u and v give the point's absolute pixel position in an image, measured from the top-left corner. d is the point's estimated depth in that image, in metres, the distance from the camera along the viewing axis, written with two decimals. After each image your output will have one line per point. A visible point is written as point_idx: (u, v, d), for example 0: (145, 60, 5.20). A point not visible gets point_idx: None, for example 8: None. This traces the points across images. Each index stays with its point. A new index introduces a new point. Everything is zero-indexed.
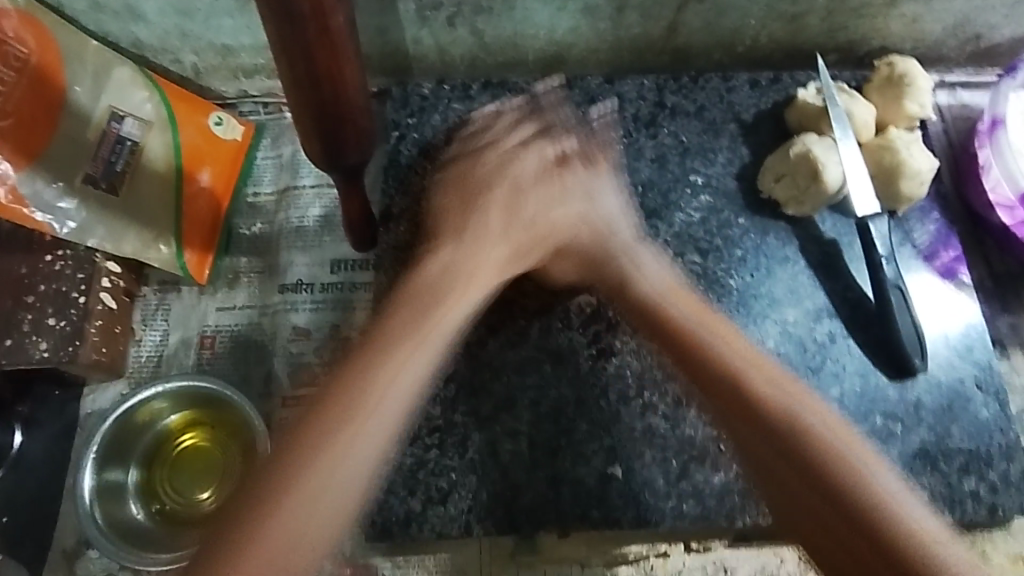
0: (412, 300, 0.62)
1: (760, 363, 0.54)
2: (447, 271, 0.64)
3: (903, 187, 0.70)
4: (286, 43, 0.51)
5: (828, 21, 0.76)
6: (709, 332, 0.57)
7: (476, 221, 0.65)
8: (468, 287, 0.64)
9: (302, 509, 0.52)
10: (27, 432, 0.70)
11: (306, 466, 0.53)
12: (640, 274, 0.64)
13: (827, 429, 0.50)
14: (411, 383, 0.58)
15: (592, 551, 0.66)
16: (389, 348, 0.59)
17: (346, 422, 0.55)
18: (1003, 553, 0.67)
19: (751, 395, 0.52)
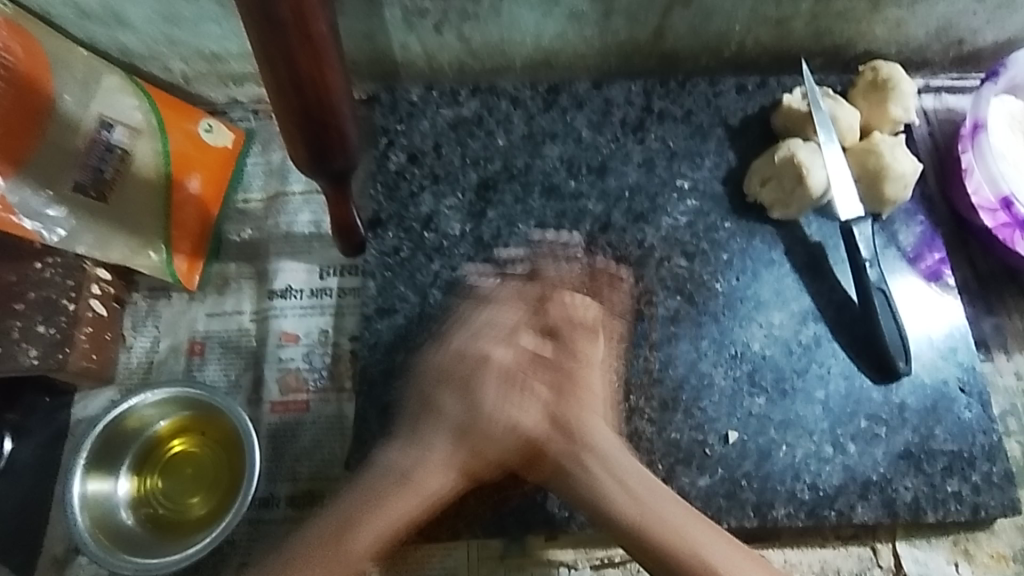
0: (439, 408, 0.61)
1: (658, 491, 0.60)
2: (519, 384, 0.61)
3: (887, 191, 0.71)
4: (268, 48, 0.52)
5: (813, 26, 0.77)
6: (602, 423, 0.62)
7: (519, 392, 0.61)
8: (591, 384, 0.63)
9: (315, 564, 0.56)
10: (17, 438, 0.71)
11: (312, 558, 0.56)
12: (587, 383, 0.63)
13: (707, 562, 0.57)
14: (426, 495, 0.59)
15: (579, 552, 0.67)
16: (412, 450, 0.60)
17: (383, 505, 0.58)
18: (988, 552, 0.68)
19: (632, 492, 0.59)
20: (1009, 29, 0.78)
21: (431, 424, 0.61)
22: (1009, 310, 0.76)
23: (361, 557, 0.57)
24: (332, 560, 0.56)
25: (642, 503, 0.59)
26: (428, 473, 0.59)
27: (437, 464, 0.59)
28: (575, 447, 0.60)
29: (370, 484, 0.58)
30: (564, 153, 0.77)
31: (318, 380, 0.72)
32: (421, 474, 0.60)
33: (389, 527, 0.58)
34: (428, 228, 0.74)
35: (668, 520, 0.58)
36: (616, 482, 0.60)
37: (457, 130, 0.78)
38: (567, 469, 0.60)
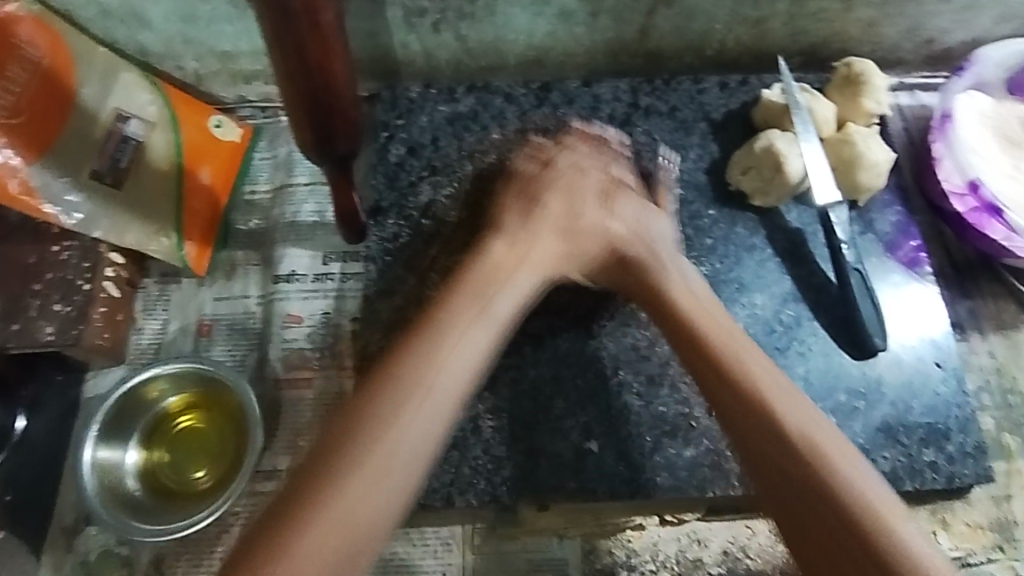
0: (467, 276, 0.59)
1: (848, 455, 0.51)
2: (675, 262, 0.64)
3: (862, 178, 0.75)
4: (281, 35, 0.56)
5: (789, 26, 0.81)
6: (733, 358, 0.56)
7: (574, 235, 0.64)
8: (672, 273, 0.63)
9: (362, 480, 0.49)
10: (30, 415, 0.74)
11: (396, 401, 0.52)
12: (668, 279, 0.63)
13: (876, 512, 0.49)
14: (479, 345, 0.56)
15: (570, 523, 0.69)
16: (521, 242, 0.62)
17: (422, 395, 0.53)
18: (964, 522, 0.70)
19: (840, 487, 0.50)
20: (974, 30, 0.83)
21: (484, 321, 0.58)
22: (983, 294, 0.80)
23: (439, 419, 0.53)
24: (378, 474, 0.50)
25: (833, 467, 0.51)
26: (511, 302, 0.60)
27: (484, 343, 0.57)
28: (769, 402, 0.54)
29: (479, 318, 0.58)
30: None
31: (321, 358, 0.76)
32: (504, 299, 0.59)
33: (461, 380, 0.54)
34: (427, 215, 0.78)
35: (869, 498, 0.49)
36: (836, 478, 0.50)
37: (454, 125, 0.82)
38: (814, 470, 0.51)
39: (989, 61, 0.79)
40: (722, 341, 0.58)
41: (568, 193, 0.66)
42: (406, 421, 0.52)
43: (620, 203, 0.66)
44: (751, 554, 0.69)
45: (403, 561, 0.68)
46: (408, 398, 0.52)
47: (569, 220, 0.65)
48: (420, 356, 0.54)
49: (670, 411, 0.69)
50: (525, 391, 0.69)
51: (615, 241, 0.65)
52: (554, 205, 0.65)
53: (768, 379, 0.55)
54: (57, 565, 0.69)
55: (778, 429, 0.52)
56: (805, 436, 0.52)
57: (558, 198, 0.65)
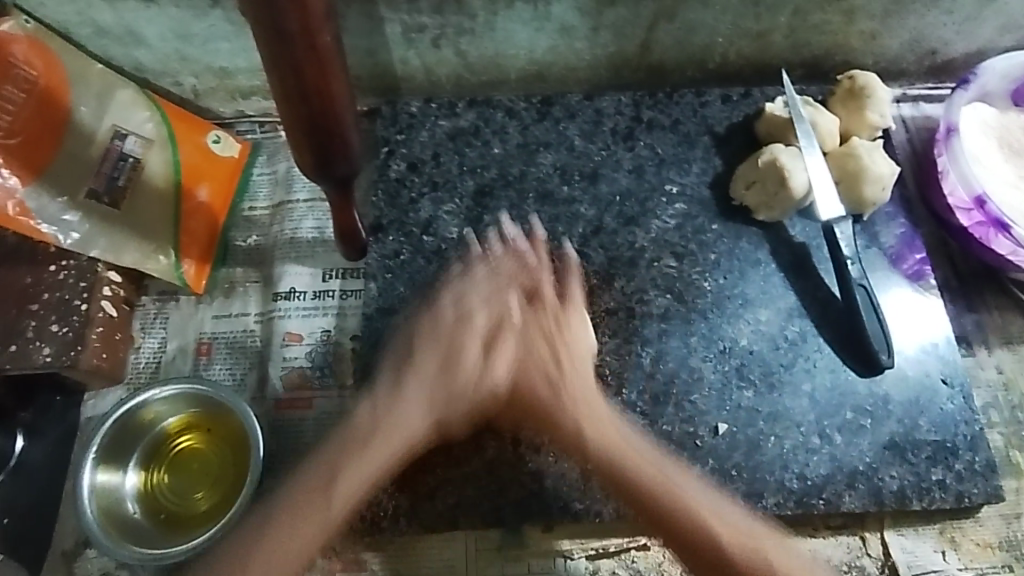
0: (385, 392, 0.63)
1: (721, 511, 0.59)
2: (577, 359, 0.66)
3: (866, 192, 0.74)
4: (278, 60, 0.55)
5: (792, 38, 0.81)
6: (596, 439, 0.62)
7: (497, 300, 0.67)
8: (581, 378, 0.65)
9: (294, 524, 0.56)
10: (28, 437, 0.73)
11: (348, 453, 0.59)
12: (572, 346, 0.67)
13: (750, 545, 0.57)
14: (407, 433, 0.61)
15: (576, 542, 0.68)
16: (400, 386, 0.63)
17: (380, 447, 0.60)
18: (973, 540, 0.69)
19: (704, 524, 0.57)
20: (978, 41, 0.82)
21: (404, 403, 0.62)
22: (989, 308, 0.79)
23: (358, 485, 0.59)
24: (312, 524, 0.56)
25: (710, 524, 0.58)
26: (469, 384, 0.64)
27: (422, 400, 0.63)
28: (625, 466, 0.61)
29: (416, 371, 0.64)
30: (557, 160, 0.81)
31: (322, 377, 0.75)
32: (404, 425, 0.62)
33: (388, 442, 0.61)
34: (428, 232, 0.77)
35: (719, 528, 0.58)
36: (680, 503, 0.58)
37: (455, 140, 0.81)
38: (664, 502, 0.59)
39: (992, 73, 0.78)
40: (588, 425, 0.63)
41: (525, 269, 0.69)
42: (353, 476, 0.59)
43: (549, 303, 0.68)
44: None
45: None
46: (357, 455, 0.59)
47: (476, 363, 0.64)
48: (352, 448, 0.60)
49: (675, 429, 0.70)
50: None
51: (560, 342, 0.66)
52: (487, 316, 0.66)
53: (640, 451, 0.62)
54: None
55: (662, 498, 0.59)
56: (659, 484, 0.60)
57: (489, 304, 0.67)
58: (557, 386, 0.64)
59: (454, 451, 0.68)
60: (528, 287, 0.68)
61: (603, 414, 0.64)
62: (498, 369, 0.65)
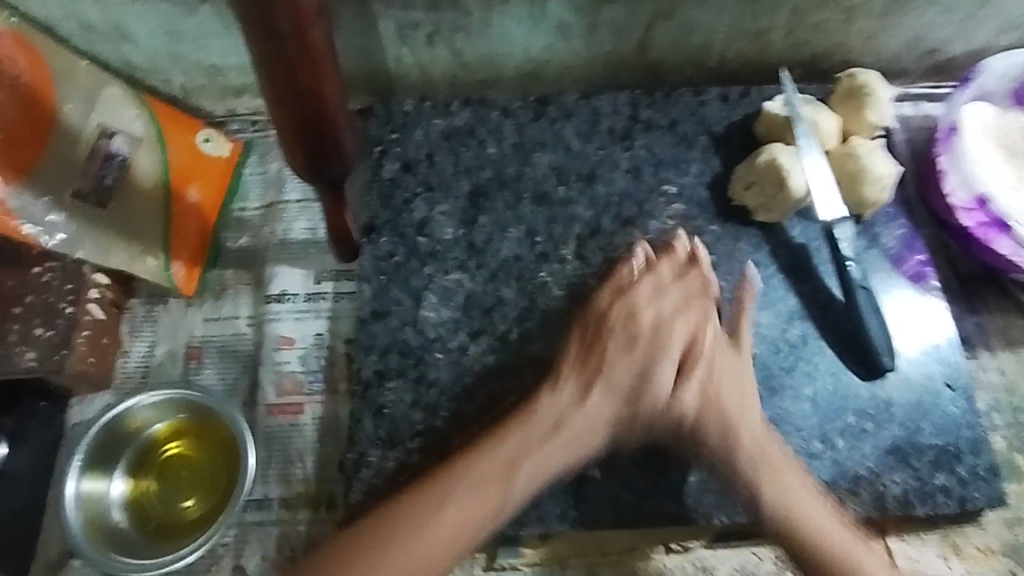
0: (485, 455, 0.61)
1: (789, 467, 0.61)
2: (711, 394, 0.63)
3: (867, 193, 0.73)
4: (270, 56, 0.54)
5: (791, 37, 0.79)
6: (755, 463, 0.61)
7: (601, 358, 0.66)
8: (726, 388, 0.64)
9: (395, 562, 0.58)
10: (11, 446, 0.70)
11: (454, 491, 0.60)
12: (739, 429, 0.62)
13: None
14: (489, 506, 0.60)
15: (573, 552, 0.67)
16: (559, 389, 0.65)
17: (405, 535, 0.59)
18: (976, 545, 0.69)
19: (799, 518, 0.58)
20: (978, 40, 0.81)
21: (507, 467, 0.61)
22: (990, 310, 0.78)
23: (469, 507, 0.60)
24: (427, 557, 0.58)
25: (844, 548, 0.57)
26: (568, 443, 0.63)
27: (544, 462, 0.62)
28: (717, 429, 0.62)
29: (525, 430, 0.63)
30: (553, 161, 0.80)
31: (314, 382, 0.73)
32: (552, 411, 0.64)
33: (499, 453, 0.62)
34: (422, 233, 0.76)
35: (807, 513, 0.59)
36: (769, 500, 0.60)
37: (450, 140, 0.80)
38: (785, 530, 0.59)
39: (993, 71, 0.78)
40: (667, 372, 0.65)
41: (648, 285, 0.69)
42: (454, 513, 0.59)
43: (664, 299, 0.68)
44: None
45: None
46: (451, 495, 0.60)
47: (622, 385, 0.65)
48: (433, 504, 0.60)
49: None
50: None
51: (657, 342, 0.66)
52: (625, 370, 0.65)
53: (793, 484, 0.60)
54: None
55: (772, 513, 0.59)
56: (758, 469, 0.61)
57: (624, 361, 0.65)
58: (686, 434, 0.64)
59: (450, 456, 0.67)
60: (655, 327, 0.67)
61: (742, 433, 0.62)
62: (609, 350, 0.66)
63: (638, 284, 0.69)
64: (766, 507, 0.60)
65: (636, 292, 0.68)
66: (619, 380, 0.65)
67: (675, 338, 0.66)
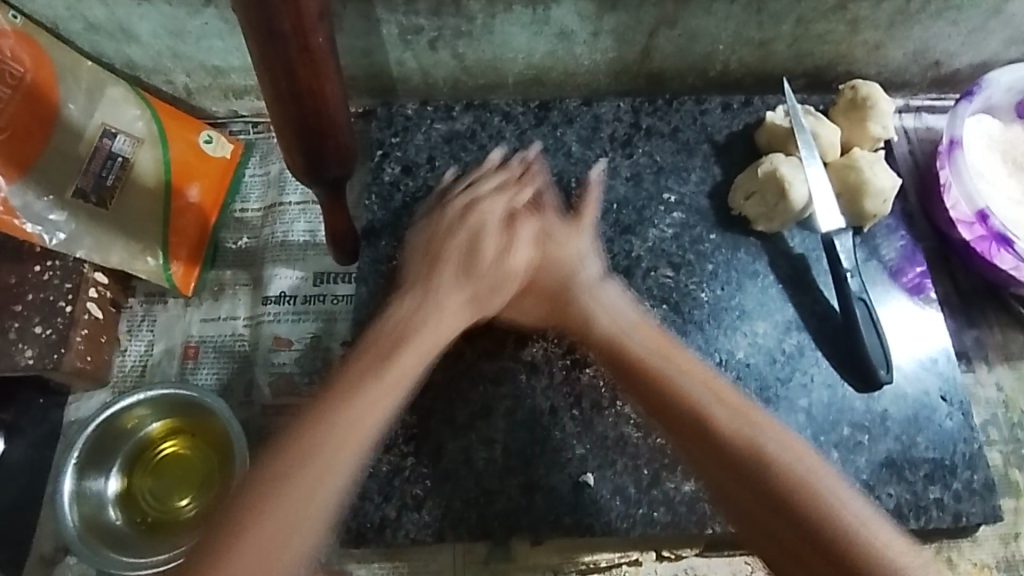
0: (357, 369, 0.57)
1: (756, 444, 0.51)
2: (592, 292, 0.64)
3: (867, 206, 0.73)
4: (270, 58, 0.54)
5: (794, 47, 0.79)
6: (663, 357, 0.57)
7: (507, 237, 0.66)
8: (600, 301, 0.64)
9: (283, 495, 0.50)
10: (8, 439, 0.71)
11: (306, 434, 0.53)
12: (598, 306, 0.63)
13: (846, 525, 0.47)
14: (383, 409, 0.56)
15: (564, 557, 0.67)
16: (425, 297, 0.63)
17: (309, 457, 0.51)
18: (970, 561, 0.68)
19: (783, 468, 0.49)
20: (982, 53, 0.81)
21: (388, 368, 0.58)
22: (990, 324, 0.78)
23: (362, 416, 0.54)
24: (309, 492, 0.50)
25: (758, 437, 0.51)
26: (427, 342, 0.62)
27: (384, 389, 0.57)
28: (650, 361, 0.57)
29: (413, 347, 0.61)
30: (554, 166, 0.80)
31: (310, 384, 0.73)
32: (432, 330, 0.62)
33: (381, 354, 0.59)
34: None
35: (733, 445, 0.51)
36: (755, 459, 0.50)
37: (451, 144, 0.80)
38: (728, 451, 0.51)
39: (997, 85, 0.77)
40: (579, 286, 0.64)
41: (527, 200, 0.69)
42: (318, 436, 0.53)
43: (525, 210, 0.68)
44: None
45: None
46: (315, 446, 0.52)
47: (489, 263, 0.65)
48: (309, 425, 0.53)
49: (668, 443, 0.67)
50: (522, 423, 0.67)
51: (561, 273, 0.65)
52: (496, 227, 0.66)
53: (698, 387, 0.54)
54: None
55: (705, 425, 0.52)
56: (706, 387, 0.54)
57: (522, 247, 0.66)
58: (570, 286, 0.64)
59: (443, 463, 0.66)
60: (541, 231, 0.67)
61: (671, 366, 0.57)
62: (484, 235, 0.66)
63: (547, 216, 0.69)
64: (703, 424, 0.52)
65: (510, 232, 0.66)
66: (488, 230, 0.66)
67: (570, 261, 0.66)
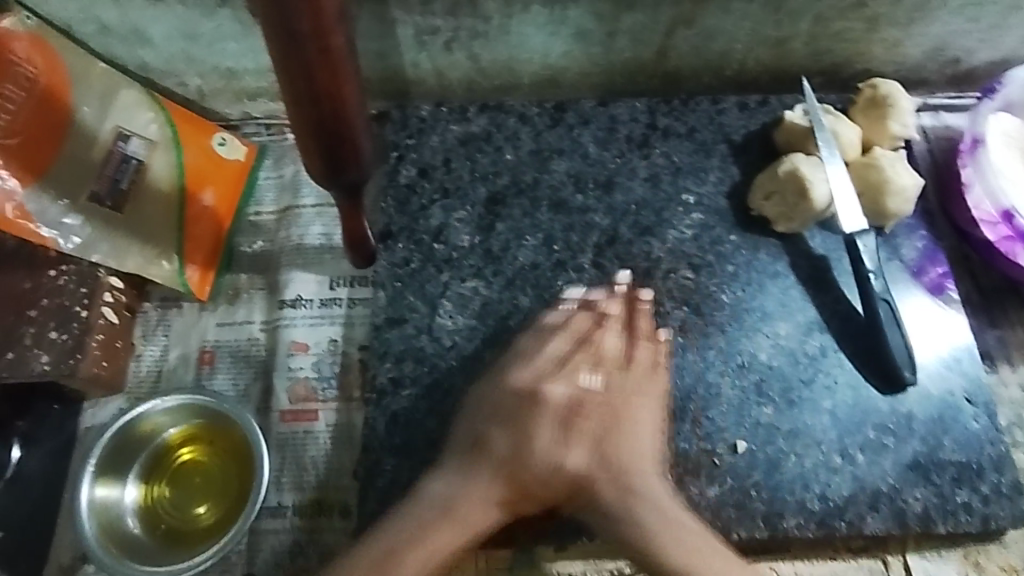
0: (449, 515, 0.59)
1: (764, 575, 0.58)
2: (625, 480, 0.60)
3: (889, 205, 0.72)
4: (288, 60, 0.53)
5: (812, 45, 0.79)
6: (621, 496, 0.60)
7: (575, 437, 0.61)
8: (639, 447, 0.62)
9: None
10: (24, 447, 0.71)
11: (441, 524, 0.58)
12: (616, 450, 0.61)
13: None
14: (450, 537, 0.58)
15: (588, 565, 0.66)
16: (448, 495, 0.60)
17: (386, 568, 0.56)
18: (998, 564, 0.67)
19: (758, 574, 0.57)
20: (1001, 50, 0.80)
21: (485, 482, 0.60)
22: (1012, 323, 0.77)
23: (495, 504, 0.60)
24: (434, 566, 0.58)
25: None
26: (477, 514, 0.59)
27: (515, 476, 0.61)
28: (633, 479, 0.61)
29: (454, 518, 0.59)
30: (570, 168, 0.79)
31: (327, 389, 0.72)
32: (472, 510, 0.59)
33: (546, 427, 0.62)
34: (438, 240, 0.75)
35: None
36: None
37: (467, 146, 0.80)
38: None
39: (1019, 82, 0.76)
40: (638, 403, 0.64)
41: (582, 347, 0.65)
42: (448, 530, 0.58)
43: (590, 382, 0.64)
44: None
45: None
46: (445, 525, 0.58)
47: (510, 453, 0.61)
48: (382, 560, 0.57)
49: (693, 447, 0.67)
50: None
51: (604, 450, 0.61)
52: (530, 372, 0.64)
53: (672, 513, 0.60)
54: None
55: None
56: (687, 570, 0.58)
57: (502, 432, 0.62)
58: (623, 480, 0.60)
59: None
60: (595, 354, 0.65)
61: (641, 512, 0.59)
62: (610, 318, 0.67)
63: (604, 345, 0.66)
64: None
65: (581, 374, 0.64)
66: (508, 447, 0.61)
67: (632, 411, 0.63)
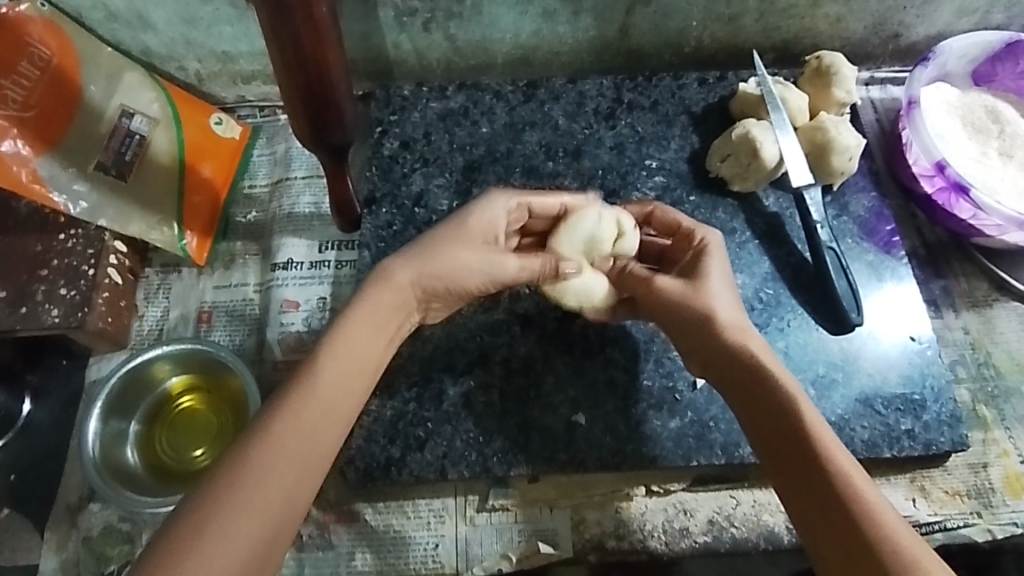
0: (369, 305, 0.59)
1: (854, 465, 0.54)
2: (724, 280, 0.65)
3: (834, 163, 0.78)
4: (278, 26, 0.60)
5: (762, 22, 0.85)
6: (724, 297, 0.63)
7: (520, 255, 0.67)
8: (712, 274, 0.64)
9: (270, 465, 0.50)
10: (35, 400, 0.76)
11: (299, 405, 0.53)
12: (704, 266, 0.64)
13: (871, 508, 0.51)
14: (342, 369, 0.56)
15: (560, 493, 0.70)
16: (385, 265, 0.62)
17: (314, 429, 0.53)
18: (942, 488, 0.73)
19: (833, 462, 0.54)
20: (936, 25, 0.87)
21: (373, 329, 0.59)
22: (956, 274, 0.83)
23: (343, 384, 0.55)
24: (302, 465, 0.51)
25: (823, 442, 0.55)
26: (371, 320, 0.59)
27: (359, 366, 0.57)
28: (761, 367, 0.59)
29: (366, 314, 0.59)
30: (542, 138, 0.85)
31: (317, 341, 0.78)
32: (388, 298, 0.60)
33: (386, 327, 0.60)
34: (419, 205, 0.81)
35: (848, 471, 0.53)
36: (840, 472, 0.53)
37: (445, 121, 0.86)
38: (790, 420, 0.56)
39: (951, 53, 0.83)
40: (717, 303, 0.62)
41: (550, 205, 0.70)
42: (306, 422, 0.53)
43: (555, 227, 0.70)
44: (736, 523, 0.70)
45: (398, 533, 0.70)
46: (295, 404, 0.53)
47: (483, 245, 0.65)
48: (303, 386, 0.54)
49: (655, 385, 0.72)
50: (517, 369, 0.72)
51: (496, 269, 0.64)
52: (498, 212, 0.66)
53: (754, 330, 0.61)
54: (60, 543, 0.70)
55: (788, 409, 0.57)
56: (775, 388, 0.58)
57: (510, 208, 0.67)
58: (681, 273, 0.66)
59: (445, 408, 0.71)
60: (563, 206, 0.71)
61: (733, 310, 0.62)
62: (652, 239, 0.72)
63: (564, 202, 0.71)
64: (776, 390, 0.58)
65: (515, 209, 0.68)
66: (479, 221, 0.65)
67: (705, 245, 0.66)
